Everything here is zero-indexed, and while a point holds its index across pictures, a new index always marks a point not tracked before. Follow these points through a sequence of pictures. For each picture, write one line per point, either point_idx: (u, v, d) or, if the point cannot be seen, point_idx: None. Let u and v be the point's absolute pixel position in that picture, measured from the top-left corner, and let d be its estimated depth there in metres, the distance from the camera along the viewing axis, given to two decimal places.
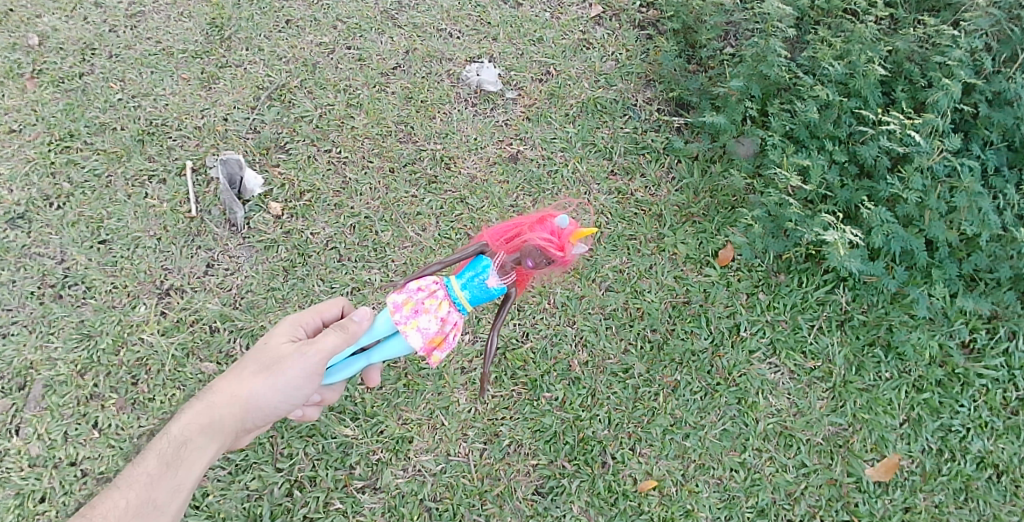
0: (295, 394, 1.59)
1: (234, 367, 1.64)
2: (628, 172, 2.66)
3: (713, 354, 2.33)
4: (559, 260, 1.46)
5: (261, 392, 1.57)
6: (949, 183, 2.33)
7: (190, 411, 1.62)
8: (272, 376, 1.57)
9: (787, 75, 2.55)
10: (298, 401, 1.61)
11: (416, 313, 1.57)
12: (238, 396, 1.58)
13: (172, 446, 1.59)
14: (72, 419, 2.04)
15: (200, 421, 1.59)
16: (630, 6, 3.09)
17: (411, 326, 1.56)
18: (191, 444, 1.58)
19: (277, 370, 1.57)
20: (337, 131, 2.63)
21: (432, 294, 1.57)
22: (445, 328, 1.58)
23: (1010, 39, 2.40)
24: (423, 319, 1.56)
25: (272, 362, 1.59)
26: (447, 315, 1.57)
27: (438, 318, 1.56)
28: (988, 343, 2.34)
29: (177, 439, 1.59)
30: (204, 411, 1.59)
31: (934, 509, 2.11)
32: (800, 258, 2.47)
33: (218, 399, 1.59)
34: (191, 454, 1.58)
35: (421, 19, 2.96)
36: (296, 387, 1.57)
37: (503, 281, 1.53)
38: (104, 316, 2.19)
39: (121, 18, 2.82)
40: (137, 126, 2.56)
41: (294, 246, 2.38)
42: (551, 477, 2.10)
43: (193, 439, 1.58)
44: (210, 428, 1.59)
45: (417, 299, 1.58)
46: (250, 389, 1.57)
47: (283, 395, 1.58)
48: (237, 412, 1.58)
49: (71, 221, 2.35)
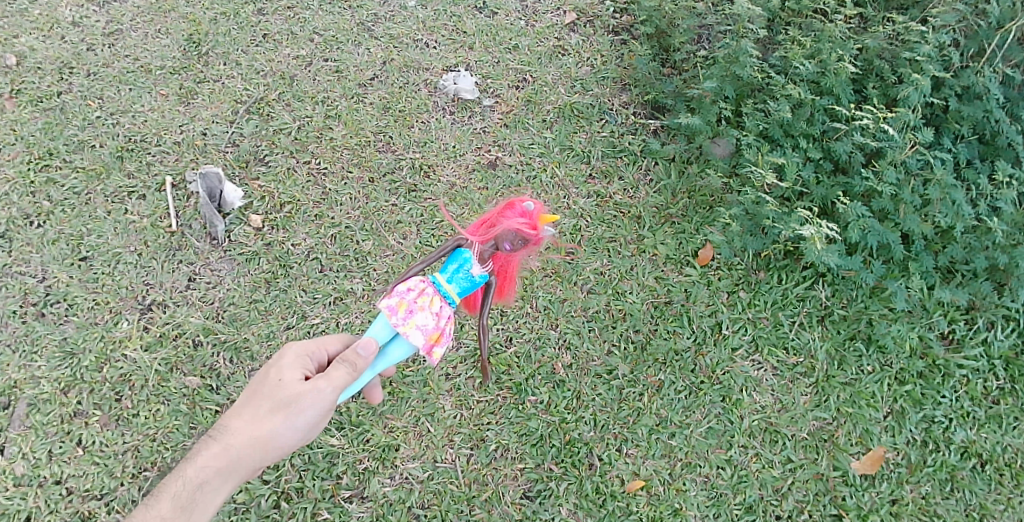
0: (313, 424, 1.55)
1: (246, 404, 1.55)
2: (606, 176, 2.69)
3: (695, 353, 2.34)
4: (532, 239, 1.58)
5: (280, 433, 1.51)
6: (922, 177, 2.38)
7: (202, 451, 1.54)
8: (288, 415, 1.51)
9: (760, 75, 2.59)
10: (314, 426, 1.57)
11: (410, 313, 1.58)
12: (255, 437, 1.50)
13: (185, 487, 1.53)
14: (56, 437, 2.03)
15: (213, 465, 1.52)
16: (603, 12, 3.14)
17: (410, 327, 1.57)
18: (205, 487, 1.53)
19: (294, 407, 1.50)
20: (316, 142, 2.65)
21: (422, 291, 1.60)
22: (441, 324, 1.61)
23: (976, 34, 2.45)
24: (420, 317, 1.58)
25: (286, 398, 1.52)
26: (440, 311, 1.61)
27: (432, 316, 1.59)
28: (966, 334, 2.38)
29: (190, 482, 1.53)
30: (218, 453, 1.52)
31: (921, 501, 2.12)
32: (778, 255, 2.51)
33: (235, 439, 1.51)
34: (206, 495, 1.54)
35: (397, 30, 2.99)
36: (314, 419, 1.54)
37: (483, 269, 1.61)
38: (86, 333, 2.19)
39: (97, 37, 2.84)
40: (116, 144, 2.57)
41: (275, 258, 2.39)
42: (539, 481, 2.11)
43: (209, 484, 1.53)
44: (226, 471, 1.53)
45: (409, 300, 1.59)
46: (265, 430, 1.50)
47: (302, 427, 1.54)
48: (256, 453, 1.51)
49: (52, 239, 2.35)
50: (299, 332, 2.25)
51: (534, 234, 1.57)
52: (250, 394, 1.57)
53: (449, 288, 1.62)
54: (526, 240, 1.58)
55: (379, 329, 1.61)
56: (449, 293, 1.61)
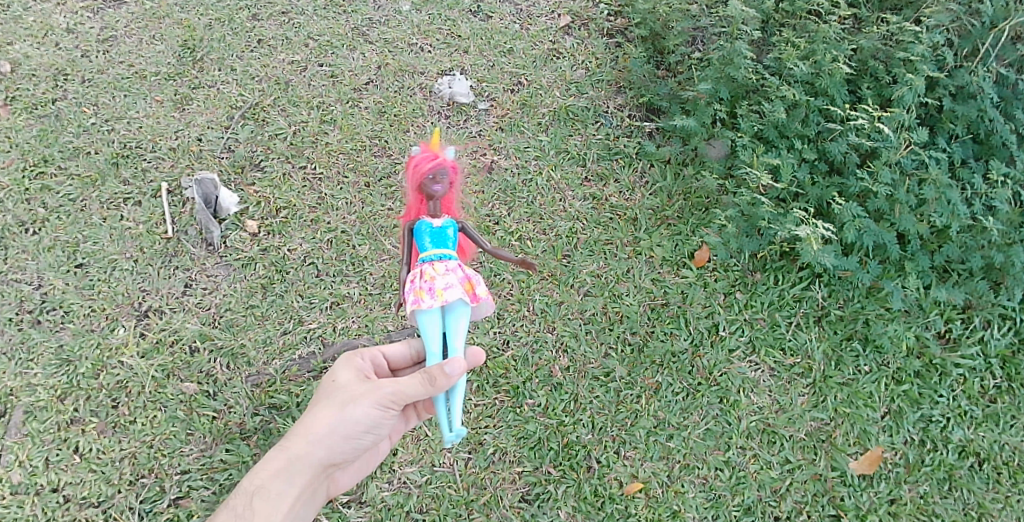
0: (370, 424, 1.62)
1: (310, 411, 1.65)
2: (602, 178, 2.69)
3: (693, 354, 2.35)
4: (448, 163, 1.60)
5: (336, 428, 1.60)
6: (917, 177, 2.39)
7: (264, 459, 1.63)
8: (344, 411, 1.59)
9: (754, 77, 2.59)
10: (373, 427, 1.63)
11: (432, 289, 1.53)
12: (313, 434, 1.59)
13: (245, 496, 1.59)
14: (53, 445, 2.02)
15: (273, 467, 1.60)
16: (598, 15, 3.15)
17: (443, 292, 1.52)
18: (264, 493, 1.58)
19: (349, 402, 1.60)
20: (312, 147, 2.65)
21: (422, 273, 1.56)
22: (461, 273, 1.58)
23: (969, 34, 2.46)
24: (440, 282, 1.54)
25: (342, 397, 1.62)
26: (449, 268, 1.57)
27: (449, 273, 1.56)
28: (963, 333, 2.38)
29: (252, 488, 1.59)
30: (280, 456, 1.61)
31: (920, 500, 2.12)
32: (774, 256, 2.51)
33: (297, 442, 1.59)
34: (264, 503, 1.57)
35: (391, 34, 3.00)
36: (373, 418, 1.61)
37: (443, 218, 1.62)
38: (82, 340, 2.18)
39: (92, 43, 2.85)
40: (111, 150, 2.57)
41: (271, 263, 2.39)
42: (537, 484, 2.11)
43: (268, 488, 1.58)
44: (285, 474, 1.60)
45: (422, 285, 1.54)
46: (323, 426, 1.60)
47: (360, 426, 1.61)
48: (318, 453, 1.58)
49: (47, 246, 2.34)
50: (296, 336, 2.24)
51: (443, 163, 1.59)
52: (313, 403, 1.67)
53: (434, 252, 1.58)
54: (445, 172, 1.60)
55: (429, 329, 1.55)
56: (442, 254, 1.59)
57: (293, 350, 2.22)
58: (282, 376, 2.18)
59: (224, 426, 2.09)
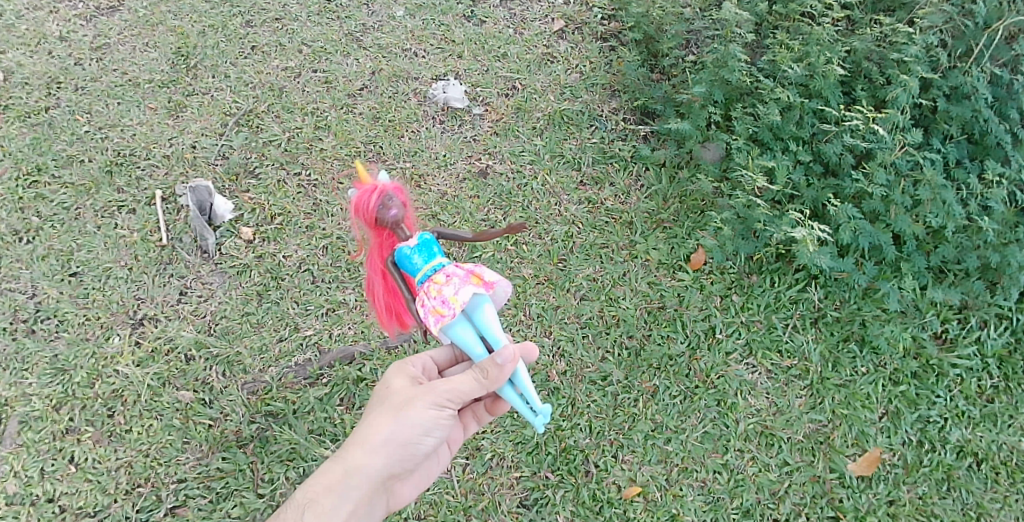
0: (427, 431, 1.58)
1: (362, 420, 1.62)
2: (597, 182, 2.69)
3: (690, 357, 2.34)
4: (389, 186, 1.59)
5: (391, 436, 1.55)
6: (912, 177, 2.39)
7: (318, 471, 1.60)
8: (400, 415, 1.55)
9: (748, 79, 2.59)
10: (431, 432, 1.59)
11: (445, 300, 1.51)
12: (367, 442, 1.55)
13: (298, 508, 1.55)
14: (48, 455, 2.01)
15: (327, 479, 1.56)
16: (591, 20, 3.16)
17: (458, 297, 1.51)
18: (316, 506, 1.54)
19: (403, 407, 1.56)
20: (306, 153, 2.65)
21: (427, 292, 1.54)
22: (461, 271, 1.57)
23: (963, 35, 2.47)
24: (449, 289, 1.52)
25: (396, 402, 1.59)
26: (449, 273, 1.56)
27: (451, 278, 1.54)
28: (960, 333, 2.38)
29: (304, 503, 1.56)
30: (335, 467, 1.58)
31: (919, 501, 2.11)
32: (770, 258, 2.51)
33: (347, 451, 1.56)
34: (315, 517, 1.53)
35: (385, 40, 3.01)
36: (429, 422, 1.57)
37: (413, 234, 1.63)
38: (77, 349, 2.17)
39: (85, 51, 2.86)
40: (105, 158, 2.56)
41: (266, 270, 2.38)
42: (535, 489, 2.10)
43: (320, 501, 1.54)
44: (339, 485, 1.56)
45: (435, 303, 1.52)
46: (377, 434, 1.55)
47: (416, 430, 1.56)
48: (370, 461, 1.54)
49: (41, 255, 2.34)
50: (292, 344, 2.24)
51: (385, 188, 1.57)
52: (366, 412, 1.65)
53: (428, 267, 1.59)
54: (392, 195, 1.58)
55: (467, 334, 1.57)
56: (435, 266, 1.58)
57: (289, 357, 2.22)
58: (278, 383, 2.17)
59: (220, 434, 2.08)
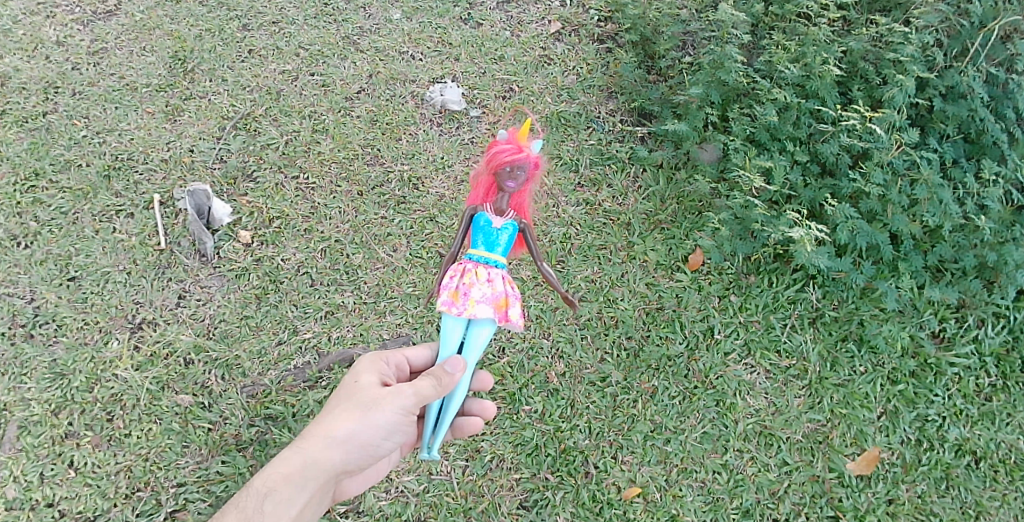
0: (388, 433, 1.58)
1: (325, 412, 1.60)
2: (595, 184, 2.70)
3: (688, 358, 2.35)
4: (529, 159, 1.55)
5: (357, 433, 1.55)
6: (909, 177, 2.40)
7: (276, 460, 1.56)
8: (367, 415, 1.55)
9: (745, 80, 2.60)
10: (392, 434, 1.60)
11: (466, 296, 1.53)
12: (331, 436, 1.54)
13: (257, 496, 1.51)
14: (47, 460, 2.00)
15: (289, 467, 1.53)
16: (588, 21, 3.17)
17: (474, 305, 1.52)
18: (276, 496, 1.50)
19: (371, 406, 1.56)
20: (304, 157, 2.65)
21: (464, 271, 1.56)
22: (500, 287, 1.55)
23: (959, 34, 2.48)
24: (476, 292, 1.53)
25: (363, 400, 1.58)
26: (491, 277, 1.56)
27: (487, 283, 1.54)
28: (957, 332, 2.39)
29: (259, 492, 1.51)
30: (294, 458, 1.55)
31: (917, 500, 2.11)
32: (768, 258, 2.51)
33: (311, 443, 1.54)
34: (275, 507, 1.49)
35: (382, 43, 3.01)
36: (393, 424, 1.57)
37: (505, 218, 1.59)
38: (76, 354, 2.17)
39: (82, 56, 2.86)
40: (103, 162, 2.56)
41: (265, 273, 2.38)
42: (535, 491, 2.10)
43: (280, 490, 1.50)
44: (299, 476, 1.52)
45: (457, 287, 1.55)
46: (342, 428, 1.54)
47: (379, 431, 1.57)
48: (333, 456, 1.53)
49: (39, 260, 2.34)
50: (291, 347, 2.24)
51: (525, 159, 1.53)
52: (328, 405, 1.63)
53: (483, 253, 1.58)
54: (524, 169, 1.54)
55: (449, 333, 1.57)
56: (491, 258, 1.58)
57: (288, 360, 2.22)
58: (277, 387, 2.17)
59: (220, 437, 2.08)
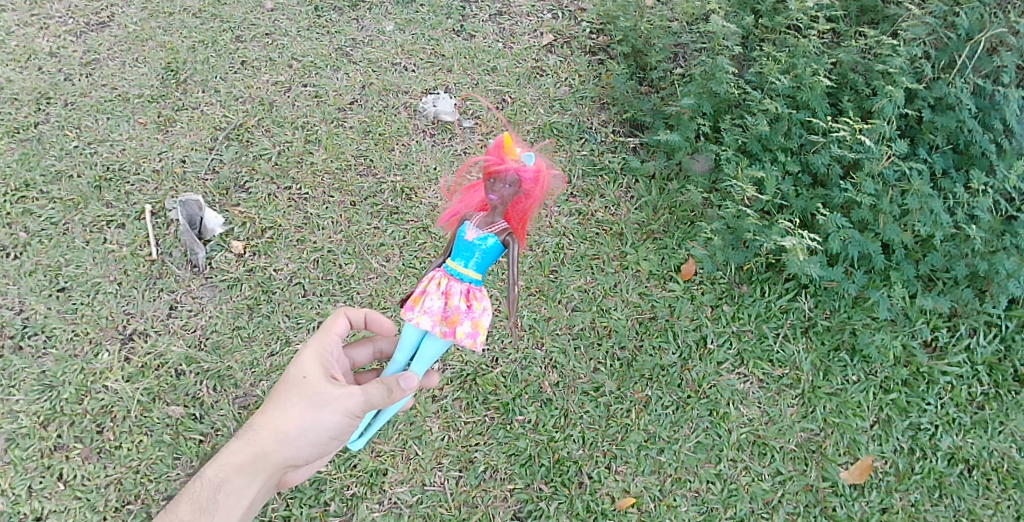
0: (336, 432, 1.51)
1: (268, 401, 1.52)
2: (587, 194, 2.71)
3: (681, 367, 2.35)
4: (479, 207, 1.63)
5: (305, 434, 1.48)
6: (900, 187, 2.42)
7: (224, 450, 1.50)
8: (315, 415, 1.48)
9: (736, 91, 2.62)
10: (340, 437, 1.53)
11: (420, 302, 1.59)
12: (279, 433, 1.47)
13: (205, 487, 1.47)
14: (36, 473, 1.98)
15: (237, 460, 1.47)
16: (580, 33, 3.20)
17: (421, 315, 1.57)
18: (227, 488, 1.47)
19: (320, 408, 1.48)
20: (297, 168, 2.65)
21: (432, 279, 1.62)
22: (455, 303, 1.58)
23: (946, 46, 2.51)
24: (428, 303, 1.58)
25: (311, 396, 1.49)
26: (449, 289, 1.59)
27: (441, 295, 1.59)
28: (949, 341, 2.40)
29: (211, 484, 1.47)
30: (243, 450, 1.48)
31: (911, 508, 2.11)
32: (760, 268, 2.53)
33: (259, 438, 1.48)
34: (228, 498, 1.47)
35: (375, 54, 3.03)
36: (341, 427, 1.50)
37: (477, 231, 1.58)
38: (65, 365, 2.16)
39: (75, 67, 2.87)
40: (94, 173, 2.56)
41: (257, 283, 2.38)
42: (529, 501, 2.08)
43: (231, 482, 1.47)
44: (249, 470, 1.48)
45: (419, 293, 1.61)
46: (292, 427, 1.47)
47: (329, 434, 1.50)
48: (283, 452, 1.48)
49: (29, 270, 2.32)
50: (283, 358, 2.22)
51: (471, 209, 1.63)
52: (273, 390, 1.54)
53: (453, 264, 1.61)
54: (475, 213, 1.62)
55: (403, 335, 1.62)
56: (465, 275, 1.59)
57: (279, 371, 2.20)
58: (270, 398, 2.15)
59: (211, 449, 2.06)
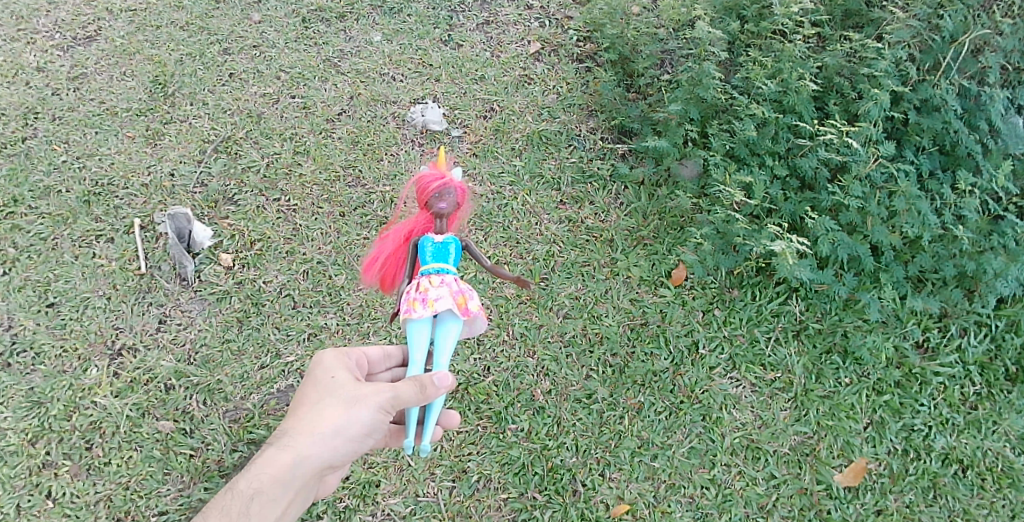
0: (370, 428, 1.51)
1: (298, 406, 1.54)
2: (577, 201, 2.72)
3: (674, 373, 2.35)
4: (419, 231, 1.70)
5: (339, 431, 1.49)
6: (888, 189, 2.43)
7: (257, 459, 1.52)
8: (350, 410, 1.49)
9: (723, 96, 2.64)
10: (374, 432, 1.53)
11: (423, 300, 1.56)
12: (312, 432, 1.48)
13: (238, 500, 1.49)
14: (24, 490, 1.97)
15: (272, 470, 1.49)
16: (567, 41, 3.21)
17: (434, 304, 1.54)
18: (261, 498, 1.49)
19: (354, 403, 1.49)
20: (285, 179, 2.65)
21: (420, 284, 1.59)
22: (456, 286, 1.59)
23: (931, 48, 2.52)
24: (433, 293, 1.55)
25: (345, 395, 1.51)
26: (444, 281, 1.60)
27: (442, 286, 1.58)
28: (941, 341, 2.40)
29: (245, 494, 1.49)
30: (275, 458, 1.50)
31: (906, 510, 2.11)
32: (751, 272, 2.53)
33: (289, 441, 1.49)
34: (261, 506, 1.49)
35: (363, 65, 3.04)
36: (374, 421, 1.51)
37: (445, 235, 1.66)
38: (54, 381, 2.14)
39: (63, 81, 2.86)
40: (83, 188, 2.55)
41: (246, 296, 2.37)
42: (523, 510, 2.07)
43: (266, 491, 1.48)
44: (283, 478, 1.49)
45: (414, 296, 1.58)
46: (328, 425, 1.48)
47: (363, 427, 1.51)
48: (317, 453, 1.49)
49: (17, 286, 2.31)
50: (274, 370, 2.21)
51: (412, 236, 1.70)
52: (302, 396, 1.56)
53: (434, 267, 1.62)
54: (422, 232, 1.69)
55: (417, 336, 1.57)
56: (442, 268, 1.61)
57: (270, 384, 2.19)
58: (260, 410, 2.14)
59: (202, 463, 2.04)
